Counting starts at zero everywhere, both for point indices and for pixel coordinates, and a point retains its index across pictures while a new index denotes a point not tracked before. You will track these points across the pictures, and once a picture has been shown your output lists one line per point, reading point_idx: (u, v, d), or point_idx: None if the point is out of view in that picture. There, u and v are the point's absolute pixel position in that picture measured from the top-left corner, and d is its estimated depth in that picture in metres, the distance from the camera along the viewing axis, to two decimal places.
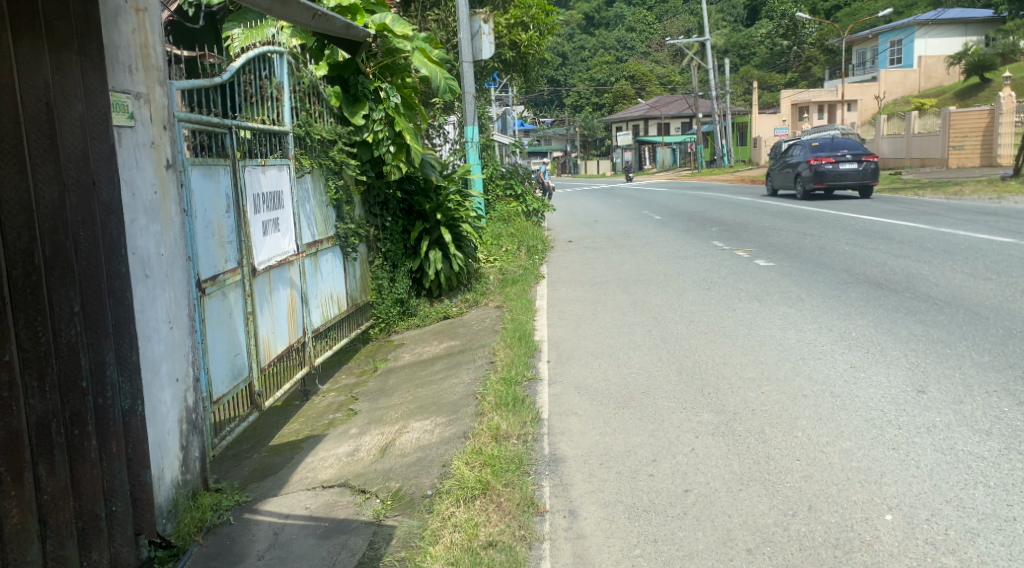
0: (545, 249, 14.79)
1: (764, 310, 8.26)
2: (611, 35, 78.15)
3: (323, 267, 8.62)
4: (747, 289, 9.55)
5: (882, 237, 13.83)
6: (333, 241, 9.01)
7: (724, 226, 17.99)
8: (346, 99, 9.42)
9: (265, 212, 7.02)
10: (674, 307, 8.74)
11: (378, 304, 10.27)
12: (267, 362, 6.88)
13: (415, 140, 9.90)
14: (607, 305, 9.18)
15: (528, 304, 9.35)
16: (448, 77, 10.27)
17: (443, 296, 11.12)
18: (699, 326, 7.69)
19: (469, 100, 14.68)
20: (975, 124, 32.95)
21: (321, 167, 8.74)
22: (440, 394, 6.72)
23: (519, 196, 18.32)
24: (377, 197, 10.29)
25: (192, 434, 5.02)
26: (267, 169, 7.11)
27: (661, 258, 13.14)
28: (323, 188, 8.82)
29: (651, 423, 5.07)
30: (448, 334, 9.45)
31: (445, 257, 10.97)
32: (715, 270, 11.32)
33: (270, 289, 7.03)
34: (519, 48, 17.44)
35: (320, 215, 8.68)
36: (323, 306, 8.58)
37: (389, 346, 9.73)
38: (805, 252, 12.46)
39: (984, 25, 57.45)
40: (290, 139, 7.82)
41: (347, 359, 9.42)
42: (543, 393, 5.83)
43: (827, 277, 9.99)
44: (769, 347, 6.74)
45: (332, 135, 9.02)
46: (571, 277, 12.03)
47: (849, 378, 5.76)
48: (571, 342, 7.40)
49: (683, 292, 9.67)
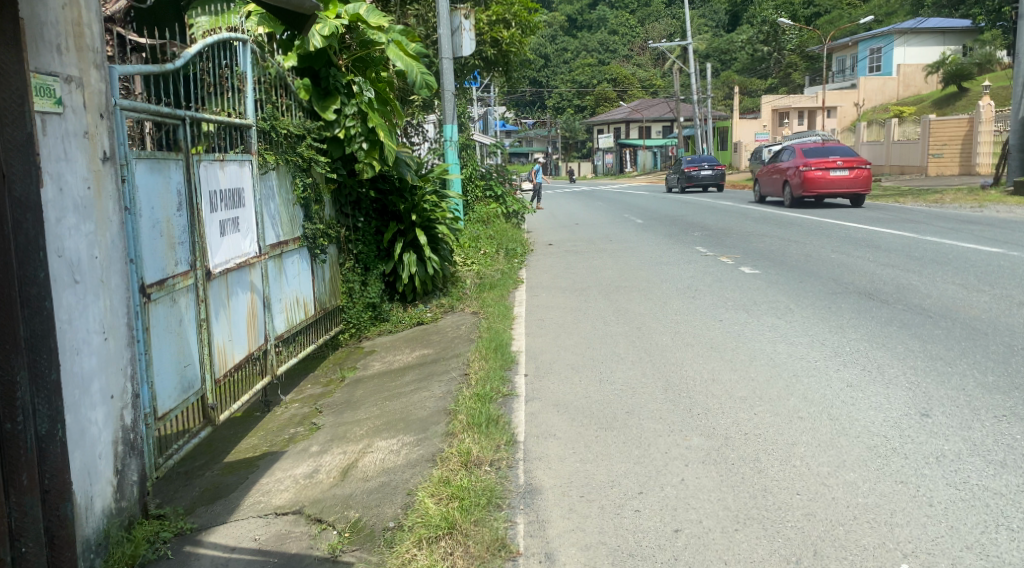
0: (524, 253, 14.36)
1: (753, 321, 7.85)
2: (593, 37, 77.89)
3: (288, 269, 8.13)
4: (734, 298, 9.15)
5: (868, 245, 13.49)
6: (300, 242, 8.52)
7: (708, 232, 17.63)
8: (316, 93, 8.94)
9: (223, 210, 6.54)
10: (659, 316, 8.32)
11: (348, 308, 9.78)
12: (222, 371, 6.39)
13: (389, 136, 9.44)
14: (587, 313, 8.75)
15: (506, 311, 8.90)
16: (425, 71, 9.80)
17: (418, 300, 10.64)
18: (684, 337, 7.28)
19: (449, 99, 14.22)
20: (954, 132, 32.82)
21: (287, 164, 8.24)
22: (408, 408, 6.25)
23: (498, 197, 17.87)
24: (349, 196, 9.83)
25: (130, 456, 4.55)
26: (225, 165, 6.64)
27: (644, 263, 12.74)
28: (290, 186, 8.33)
29: (636, 448, 4.63)
30: (421, 341, 8.97)
31: (420, 261, 10.48)
32: (700, 278, 10.91)
33: (227, 292, 6.54)
34: (500, 47, 17.00)
35: (286, 214, 8.19)
36: (288, 311, 8.08)
37: (359, 353, 9.24)
38: (791, 260, 12.09)
39: (963, 35, 57.64)
40: (253, 133, 7.35)
41: (314, 366, 8.93)
42: (519, 412, 5.38)
43: (816, 286, 9.60)
44: (760, 362, 6.33)
45: (301, 129, 8.53)
46: (550, 282, 11.59)
47: (848, 398, 5.35)
48: (550, 354, 6.96)
49: (667, 300, 9.27)
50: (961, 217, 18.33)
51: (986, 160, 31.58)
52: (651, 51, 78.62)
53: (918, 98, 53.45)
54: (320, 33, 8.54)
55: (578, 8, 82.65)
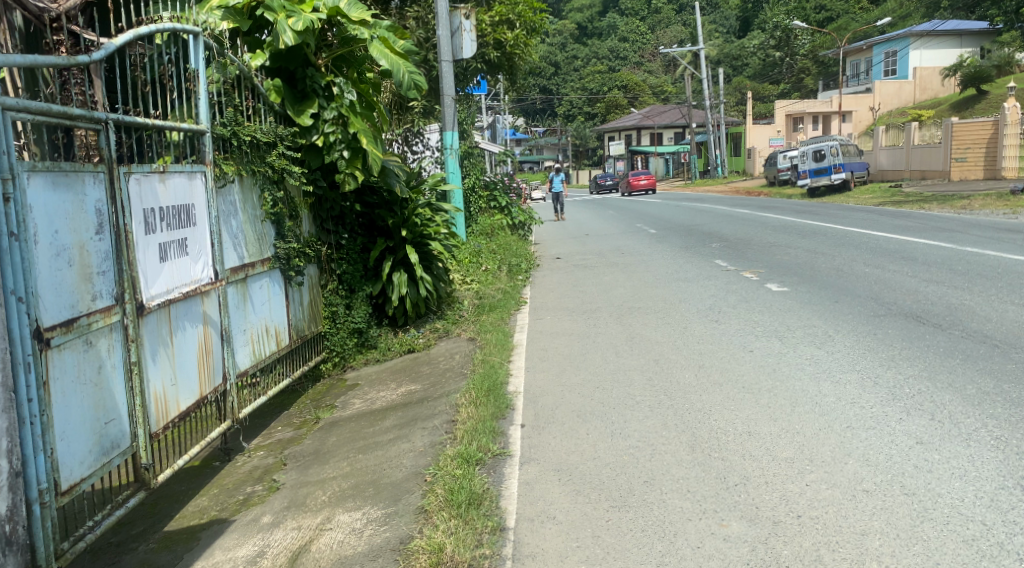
0: (529, 268, 13.33)
1: (789, 352, 6.79)
2: (603, 45, 76.95)
3: (254, 295, 7.12)
4: (762, 322, 8.10)
5: (903, 257, 12.39)
6: (271, 263, 7.51)
7: (726, 243, 16.56)
8: (290, 96, 7.95)
9: (164, 231, 5.53)
10: (679, 345, 7.28)
11: (331, 335, 8.74)
12: (163, 423, 5.38)
13: (374, 144, 8.46)
14: (597, 341, 7.71)
15: (505, 340, 7.87)
16: (413, 70, 8.75)
17: (409, 324, 9.60)
18: (710, 374, 6.23)
19: (449, 104, 13.19)
20: (978, 136, 31.65)
21: (254, 175, 7.23)
22: (381, 468, 5.23)
23: (503, 208, 16.91)
24: (331, 210, 8.82)
25: (8, 552, 3.76)
26: (167, 178, 5.63)
27: (659, 279, 11.71)
28: (258, 200, 7.32)
29: (660, 542, 3.62)
30: (409, 374, 7.95)
31: (412, 281, 9.46)
32: (721, 297, 9.86)
33: (169, 328, 5.55)
34: (504, 49, 15.93)
35: (253, 233, 7.19)
36: (255, 342, 7.09)
37: (340, 387, 8.23)
38: (821, 275, 11.02)
39: (980, 37, 56.27)
40: (208, 141, 6.35)
41: (288, 404, 7.91)
42: (511, 481, 4.37)
43: (854, 308, 8.54)
44: (805, 409, 5.28)
45: (272, 137, 7.52)
46: (556, 303, 10.56)
47: (922, 462, 4.28)
48: (552, 397, 5.91)
49: (686, 324, 8.23)
50: (998, 225, 17.13)
51: (1011, 164, 30.47)
52: (662, 57, 77.59)
53: (935, 102, 52.19)
54: (293, 28, 7.50)
55: (586, 15, 81.81)
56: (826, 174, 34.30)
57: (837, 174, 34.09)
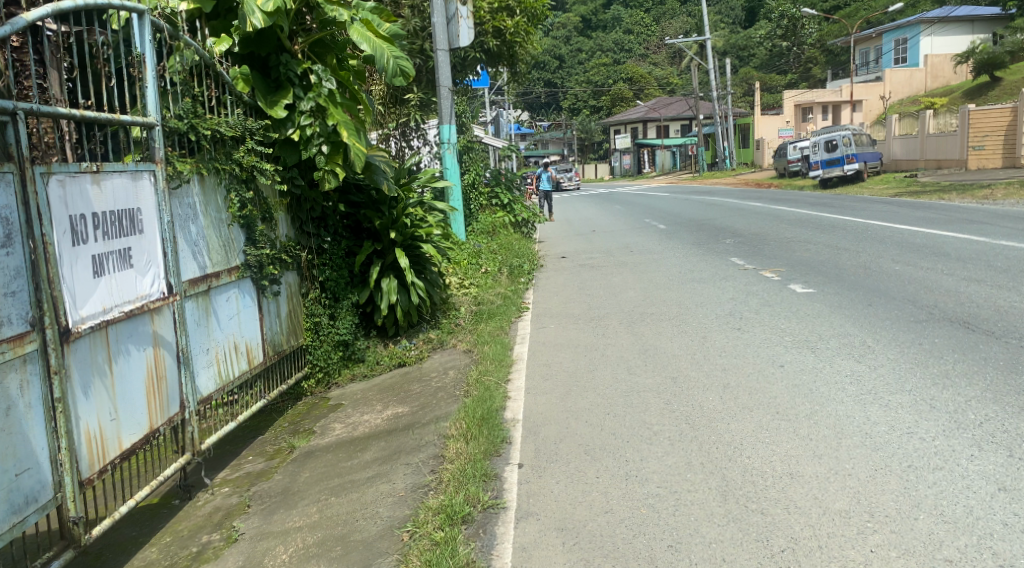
0: (533, 269, 12.53)
1: (825, 368, 5.96)
2: (608, 37, 75.97)
3: (220, 309, 6.33)
4: (790, 330, 7.27)
5: (934, 252, 11.53)
6: (239, 272, 6.71)
7: (740, 239, 15.70)
8: (262, 85, 7.14)
9: (99, 241, 4.74)
10: (699, 359, 6.46)
11: (313, 348, 7.94)
12: (98, 465, 4.58)
13: (357, 137, 7.63)
14: (605, 354, 6.90)
15: (502, 354, 7.08)
16: (399, 55, 7.91)
17: (401, 335, 8.79)
18: (737, 398, 5.42)
19: (445, 96, 12.36)
20: (996, 123, 30.66)
21: (218, 174, 6.43)
22: (354, 518, 4.45)
23: (506, 205, 16.12)
24: (312, 211, 8.02)
25: None
26: (104, 179, 4.83)
27: (672, 280, 10.90)
28: (222, 201, 6.51)
29: None
30: (396, 393, 7.12)
31: (402, 287, 8.64)
32: (741, 299, 9.04)
33: (108, 355, 4.76)
34: (504, 37, 15.05)
35: (217, 239, 6.39)
36: (221, 362, 6.30)
37: (322, 407, 7.42)
38: (847, 274, 10.17)
39: (993, 23, 55.01)
40: (159, 136, 5.56)
41: (263, 428, 7.11)
42: (504, 545, 3.63)
43: (890, 312, 7.71)
44: (855, 441, 4.46)
45: (239, 131, 6.71)
46: (561, 308, 9.76)
47: (1012, 519, 3.45)
48: (556, 426, 5.11)
49: (705, 333, 7.41)
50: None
51: None
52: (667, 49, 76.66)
53: (947, 89, 51.08)
54: (262, 8, 6.71)
55: (591, 8, 80.82)
56: (839, 164, 33.37)
57: (850, 165, 33.15)
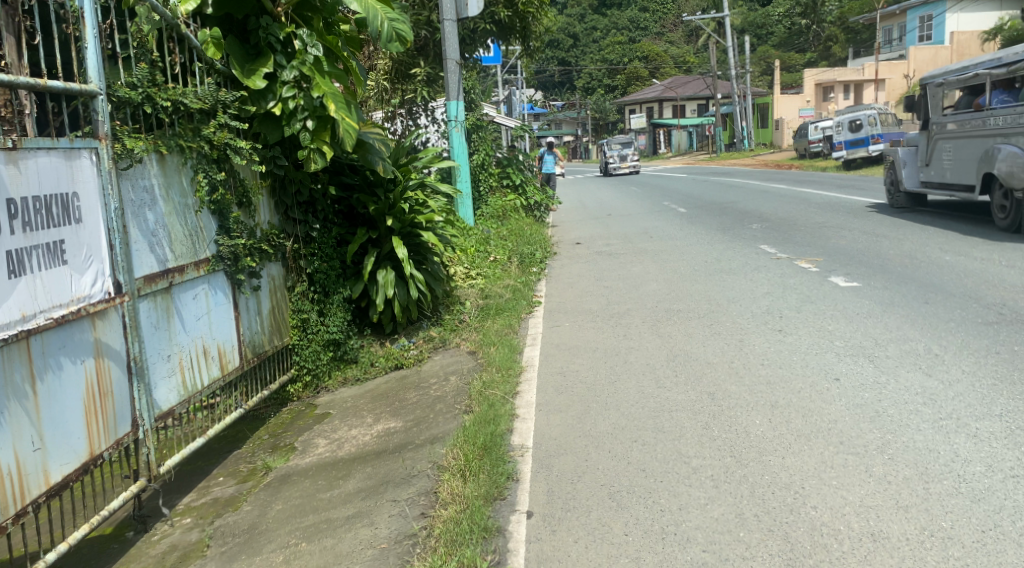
0: (545, 256, 11.67)
1: (889, 383, 5.10)
2: (624, 16, 74.50)
3: (183, 309, 5.46)
4: (840, 333, 6.40)
5: (984, 242, 10.60)
6: (209, 266, 5.83)
7: (767, 224, 14.79)
8: (239, 52, 6.28)
9: (15, 234, 3.89)
10: (738, 369, 5.60)
11: (300, 348, 7.09)
12: (14, 507, 3.77)
13: (348, 111, 6.74)
14: (627, 361, 6.04)
15: (510, 359, 6.22)
16: (394, 17, 7.01)
17: (399, 332, 7.94)
18: (789, 422, 4.57)
19: (453, 70, 11.43)
20: None
21: (184, 152, 5.54)
22: None
23: (517, 187, 15.22)
24: (298, 195, 7.15)
25: None
26: (23, 158, 3.97)
27: (698, 270, 10.01)
28: (188, 185, 5.63)
29: None
30: (390, 403, 6.26)
31: (401, 280, 7.79)
32: (778, 294, 8.16)
33: (29, 372, 3.93)
34: (516, 7, 13.97)
35: (180, 228, 5.50)
36: (186, 370, 5.43)
37: (308, 415, 6.56)
38: (892, 266, 9.28)
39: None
40: (104, 108, 4.65)
41: (240, 440, 6.25)
42: None
43: (951, 313, 6.83)
44: (946, 487, 3.61)
45: (209, 104, 5.83)
46: (576, 301, 8.90)
47: None
48: (574, 457, 4.25)
49: (742, 336, 6.55)
50: None
51: None
52: (684, 26, 75.08)
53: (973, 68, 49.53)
54: None
55: None
56: (863, 145, 32.22)
57: (875, 145, 31.97)
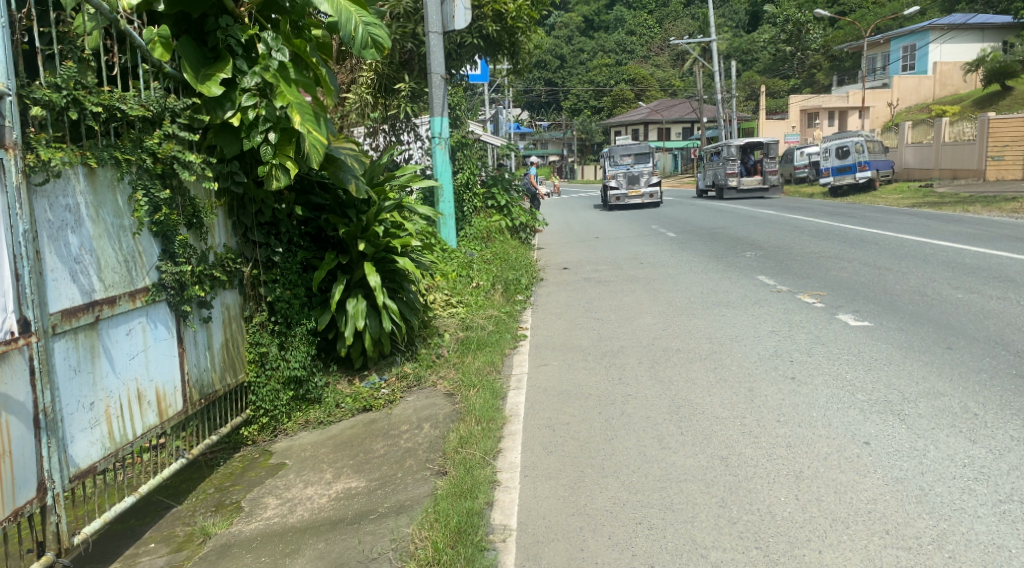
0: (530, 283, 10.97)
1: (929, 451, 4.42)
2: (610, 38, 74.24)
3: (110, 347, 4.66)
4: (861, 384, 5.73)
5: (995, 279, 9.99)
6: (149, 297, 5.03)
7: (762, 252, 14.17)
8: (192, 53, 5.55)
9: None
10: (753, 428, 4.91)
11: (258, 387, 6.29)
12: None
13: (317, 123, 5.98)
14: (624, 413, 5.32)
15: (493, 408, 5.48)
16: (369, 21, 6.28)
17: (370, 368, 7.17)
18: (819, 500, 3.87)
19: (438, 85, 10.70)
20: (1018, 133, 29.06)
21: (120, 166, 4.78)
22: None
23: (502, 208, 14.52)
24: (259, 215, 6.38)
25: None
26: None
27: (694, 303, 9.34)
28: (125, 203, 4.86)
29: None
30: (354, 454, 5.49)
31: (373, 310, 7.01)
32: (785, 333, 7.49)
33: None
34: (505, 22, 13.27)
35: (112, 253, 4.72)
36: (114, 420, 4.63)
37: (260, 465, 5.75)
38: (904, 305, 8.63)
39: (1002, 32, 53.38)
40: (13, 110, 3.99)
41: (181, 493, 5.46)
42: None
43: (981, 362, 6.17)
44: None
45: (153, 111, 5.07)
46: (565, 335, 8.18)
47: None
48: (570, 548, 3.55)
49: (751, 384, 5.85)
50: None
51: None
52: (670, 49, 75.01)
53: (955, 98, 49.53)
54: None
55: (594, 9, 78.93)
56: (850, 171, 31.67)
57: (861, 173, 31.58)
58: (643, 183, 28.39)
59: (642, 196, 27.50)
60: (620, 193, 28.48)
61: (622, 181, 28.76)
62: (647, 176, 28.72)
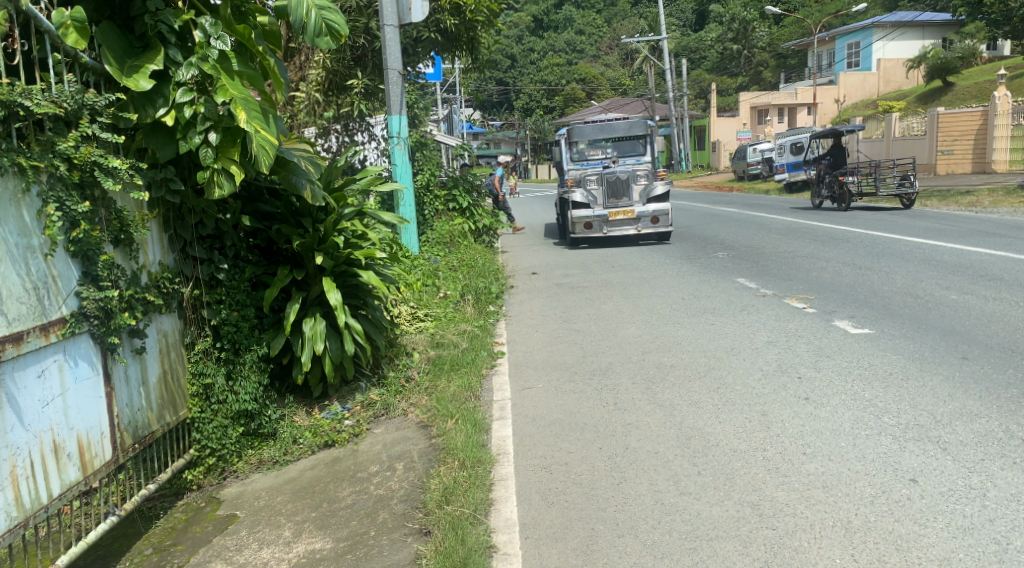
0: (499, 291, 10.25)
1: (990, 488, 3.85)
2: (560, 37, 73.73)
3: (14, 396, 3.86)
4: (884, 404, 5.14)
5: (984, 278, 9.55)
6: (65, 330, 4.22)
7: (735, 252, 13.65)
8: (113, 39, 4.75)
9: None
10: (779, 464, 4.29)
11: (202, 424, 5.49)
12: None
13: (265, 120, 5.21)
14: (629, 447, 4.66)
15: (478, 447, 4.78)
16: (323, 6, 5.59)
17: (331, 396, 6.41)
18: (882, 561, 3.28)
19: (393, 81, 9.91)
20: (966, 127, 28.38)
21: (23, 174, 3.97)
22: None
23: (464, 211, 13.77)
24: (201, 227, 5.58)
25: None
26: None
27: (677, 311, 8.71)
28: (32, 218, 4.05)
29: None
30: (317, 504, 4.74)
31: (333, 331, 6.26)
32: (784, 343, 6.90)
33: None
34: (463, 15, 12.53)
35: (15, 279, 3.91)
36: (18, 481, 3.83)
37: (206, 518, 4.95)
38: (899, 308, 8.11)
39: (943, 29, 53.99)
40: None
41: (112, 556, 4.65)
42: None
43: (1005, 375, 5.63)
44: None
45: (67, 109, 4.26)
46: (544, 351, 7.51)
47: None
48: None
49: (763, 407, 5.23)
50: None
51: (1003, 156, 27.47)
52: (619, 48, 74.76)
53: (901, 93, 49.91)
54: None
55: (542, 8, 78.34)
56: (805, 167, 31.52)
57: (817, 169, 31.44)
58: (637, 194, 15.90)
59: (635, 222, 15.75)
60: (594, 214, 15.93)
61: (597, 186, 15.90)
62: (642, 178, 15.92)
